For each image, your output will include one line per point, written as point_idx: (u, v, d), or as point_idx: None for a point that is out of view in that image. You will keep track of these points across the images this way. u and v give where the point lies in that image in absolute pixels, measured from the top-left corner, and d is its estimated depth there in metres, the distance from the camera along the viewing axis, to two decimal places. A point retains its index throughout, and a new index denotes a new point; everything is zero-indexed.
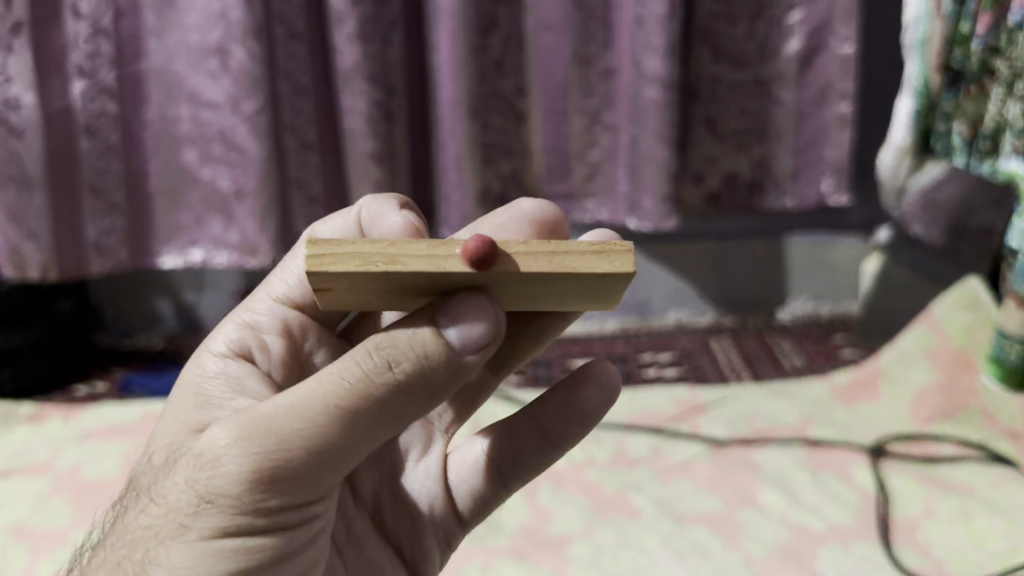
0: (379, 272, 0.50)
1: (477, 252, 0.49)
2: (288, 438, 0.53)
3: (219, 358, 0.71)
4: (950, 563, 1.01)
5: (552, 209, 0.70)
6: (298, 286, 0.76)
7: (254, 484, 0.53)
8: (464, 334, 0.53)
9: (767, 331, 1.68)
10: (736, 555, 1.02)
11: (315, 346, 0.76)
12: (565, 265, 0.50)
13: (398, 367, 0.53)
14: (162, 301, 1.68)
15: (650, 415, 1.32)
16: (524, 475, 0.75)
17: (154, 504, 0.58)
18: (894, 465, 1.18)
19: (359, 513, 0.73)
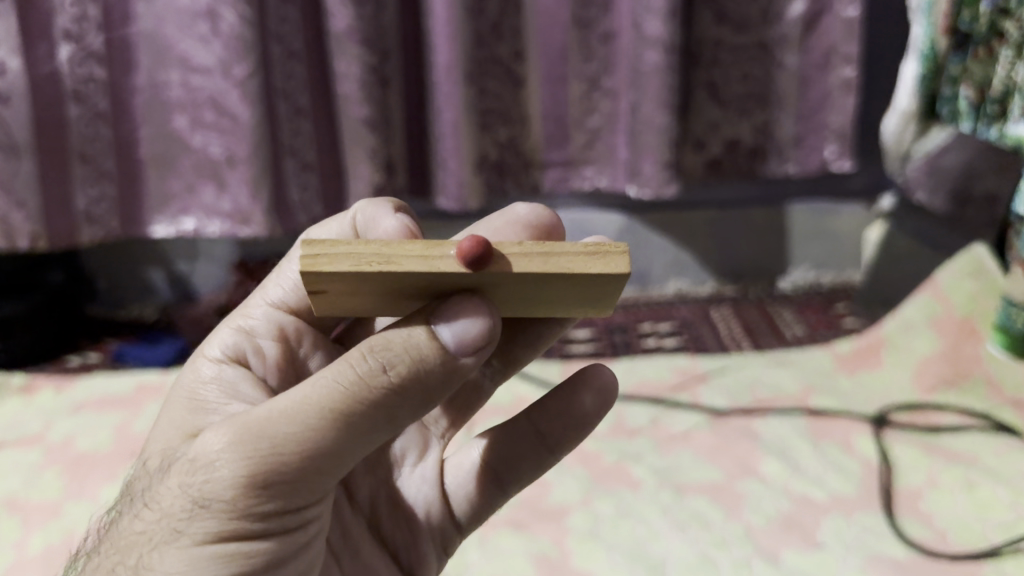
0: (375, 273, 0.48)
1: (472, 254, 0.48)
2: (284, 440, 0.51)
3: (214, 363, 0.70)
4: (953, 533, 0.99)
5: (547, 213, 0.70)
6: (294, 293, 0.77)
7: (249, 489, 0.51)
8: (460, 335, 0.52)
9: (768, 300, 1.66)
10: (736, 525, 1.01)
11: (309, 352, 0.77)
12: (559, 267, 0.49)
13: (393, 370, 0.52)
14: (155, 271, 1.66)
15: (649, 384, 1.31)
16: (521, 480, 0.76)
17: (146, 510, 0.55)
18: (897, 435, 1.17)
19: (356, 519, 0.72)
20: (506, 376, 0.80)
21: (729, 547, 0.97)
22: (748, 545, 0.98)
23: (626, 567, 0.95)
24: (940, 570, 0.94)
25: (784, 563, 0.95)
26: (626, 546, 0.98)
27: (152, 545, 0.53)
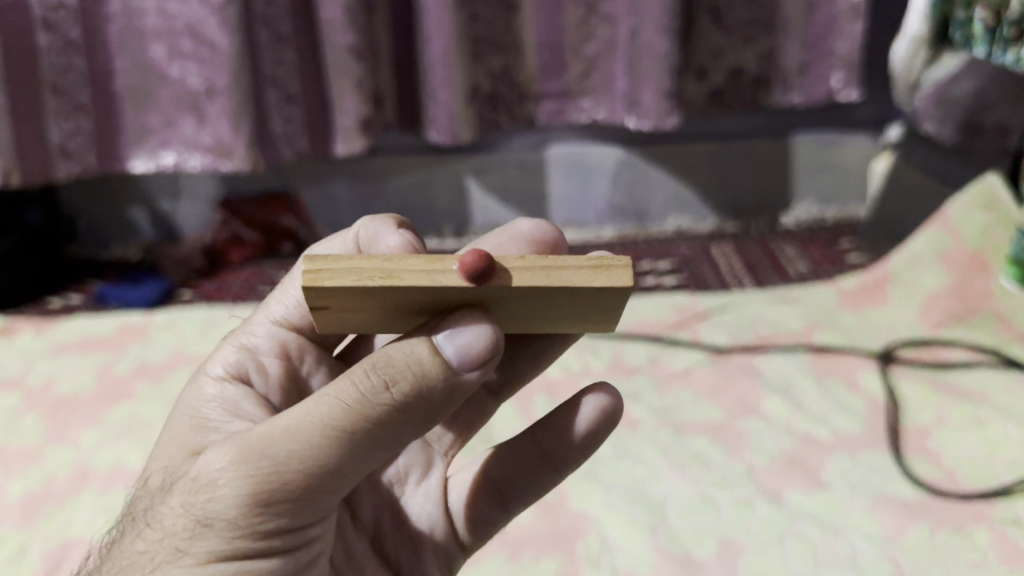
0: (377, 288, 0.47)
1: (474, 268, 0.46)
2: (287, 460, 0.49)
3: (216, 382, 0.66)
4: (962, 472, 0.96)
5: (551, 229, 0.68)
6: (297, 310, 0.72)
7: (252, 508, 0.49)
8: (463, 350, 0.50)
9: (771, 236, 1.61)
10: (738, 465, 0.97)
11: (312, 369, 0.72)
12: (562, 281, 0.47)
13: (396, 387, 0.50)
14: (137, 210, 1.61)
15: (648, 322, 1.27)
16: (526, 497, 0.72)
17: (146, 528, 0.53)
18: (905, 372, 1.13)
19: (359, 537, 0.68)
20: (510, 390, 0.77)
21: (731, 486, 0.94)
22: (750, 484, 0.94)
23: (625, 508, 0.92)
24: (949, 510, 0.90)
25: (787, 503, 0.92)
26: (624, 487, 0.95)
27: (154, 565, 0.50)
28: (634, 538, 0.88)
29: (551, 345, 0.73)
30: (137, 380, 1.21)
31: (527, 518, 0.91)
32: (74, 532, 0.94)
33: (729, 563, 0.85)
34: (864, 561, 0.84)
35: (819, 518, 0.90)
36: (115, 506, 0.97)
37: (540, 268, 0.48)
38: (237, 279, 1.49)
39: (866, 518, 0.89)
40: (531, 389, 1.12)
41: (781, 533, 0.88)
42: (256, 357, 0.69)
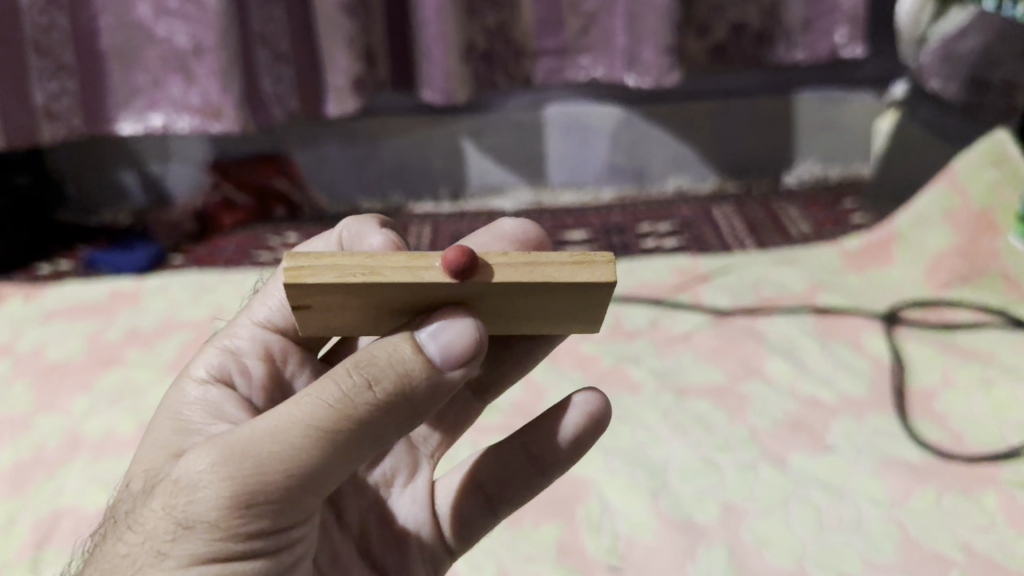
0: (360, 286, 0.45)
1: (457, 264, 0.45)
2: (269, 460, 0.47)
3: (199, 384, 0.63)
4: (969, 434, 0.94)
5: (534, 229, 0.65)
6: (281, 312, 0.69)
7: (234, 510, 0.46)
8: (446, 348, 0.49)
9: (773, 196, 1.58)
10: (740, 428, 0.96)
11: (296, 371, 0.70)
12: (546, 277, 0.46)
13: (379, 386, 0.48)
14: (127, 173, 1.58)
15: (648, 285, 1.25)
16: (515, 500, 0.70)
17: (126, 532, 0.50)
18: (910, 333, 1.11)
19: (346, 540, 0.66)
20: (496, 391, 0.75)
21: (734, 450, 0.92)
22: (753, 447, 0.93)
23: (625, 472, 0.90)
24: (956, 472, 0.89)
25: (791, 467, 0.90)
26: (625, 451, 0.93)
27: (134, 568, 0.48)
28: (636, 503, 0.86)
29: (536, 347, 0.70)
30: (129, 346, 1.19)
31: None
32: (65, 501, 0.93)
33: (732, 527, 0.83)
34: (870, 524, 0.83)
35: (824, 481, 0.88)
36: (107, 475, 0.95)
37: (523, 264, 0.46)
38: (229, 243, 1.46)
39: (872, 481, 0.88)
40: None
41: (785, 497, 0.86)
42: (239, 359, 0.67)
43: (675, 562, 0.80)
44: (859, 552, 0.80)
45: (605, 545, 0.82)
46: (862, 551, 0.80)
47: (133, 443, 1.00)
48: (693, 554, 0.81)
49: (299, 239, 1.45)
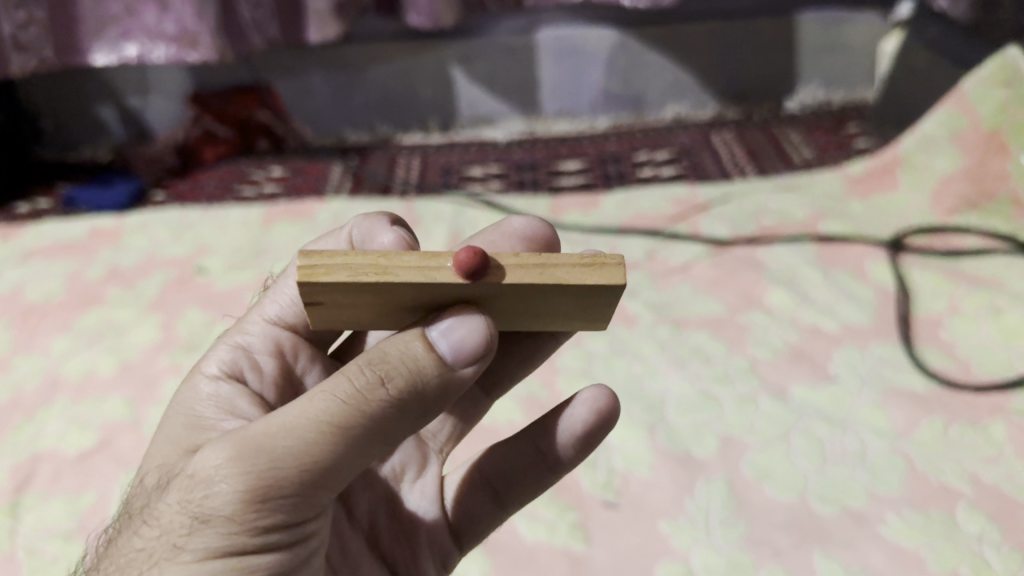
0: (373, 284, 0.43)
1: (469, 265, 0.43)
2: (285, 453, 0.44)
3: (210, 380, 0.59)
4: (977, 362, 0.91)
5: (543, 225, 0.61)
6: (293, 309, 0.64)
7: (250, 504, 0.44)
8: (458, 344, 0.46)
9: (774, 122, 1.53)
10: (740, 359, 0.92)
11: (307, 367, 0.65)
12: (556, 279, 0.44)
13: (391, 383, 0.45)
14: (105, 108, 1.53)
15: (645, 216, 1.20)
16: (524, 496, 0.67)
17: (142, 527, 0.48)
18: (916, 260, 1.07)
19: (354, 534, 0.62)
20: (502, 388, 0.70)
21: (734, 383, 0.89)
22: (752, 379, 0.90)
23: (621, 406, 0.87)
24: (963, 402, 0.86)
25: (792, 399, 0.87)
26: (620, 385, 0.90)
27: (152, 563, 0.45)
28: (632, 438, 0.83)
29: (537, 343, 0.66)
30: (109, 285, 1.15)
31: (520, 421, 0.87)
32: (45, 445, 0.90)
33: (732, 461, 0.81)
34: (874, 456, 0.80)
35: (826, 413, 0.85)
36: (88, 418, 0.92)
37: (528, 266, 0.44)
38: (211, 178, 1.42)
39: (875, 412, 0.85)
40: None
41: (786, 430, 0.83)
42: (250, 355, 0.62)
43: (673, 497, 0.77)
44: (862, 485, 0.77)
45: (601, 481, 0.80)
46: (865, 484, 0.78)
47: (114, 385, 0.97)
48: (691, 489, 0.78)
49: (282, 172, 1.42)
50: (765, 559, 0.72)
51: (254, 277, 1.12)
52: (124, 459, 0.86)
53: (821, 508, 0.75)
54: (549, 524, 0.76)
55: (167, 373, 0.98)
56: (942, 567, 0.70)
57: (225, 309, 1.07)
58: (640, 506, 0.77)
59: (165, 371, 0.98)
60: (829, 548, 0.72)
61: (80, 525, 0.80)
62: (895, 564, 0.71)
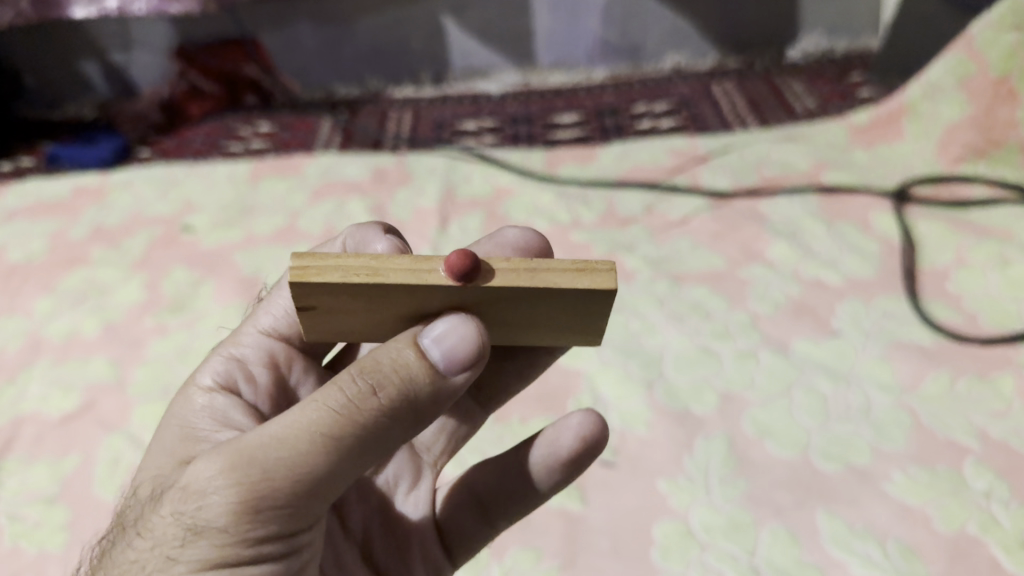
0: (365, 286, 0.41)
1: (461, 267, 0.41)
2: (280, 462, 0.41)
3: (204, 393, 0.56)
4: (984, 315, 0.89)
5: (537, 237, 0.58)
6: (288, 319, 0.61)
7: (244, 516, 0.41)
8: (451, 350, 0.44)
9: (776, 72, 1.48)
10: (741, 314, 0.90)
11: (301, 378, 0.62)
12: (546, 284, 0.42)
13: (383, 391, 0.42)
14: (88, 64, 1.48)
15: (643, 168, 1.17)
16: (514, 515, 0.64)
17: (131, 540, 0.45)
18: (922, 211, 1.04)
19: (348, 546, 0.59)
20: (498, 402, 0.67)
21: (735, 338, 0.87)
22: (753, 334, 0.87)
23: (618, 363, 0.84)
24: (970, 356, 0.83)
25: (795, 354, 0.84)
26: (618, 342, 0.87)
27: None
28: (630, 396, 0.81)
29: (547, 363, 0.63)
30: (94, 245, 1.12)
31: None
32: (27, 407, 0.87)
33: (732, 417, 0.78)
34: (879, 412, 0.78)
35: (830, 368, 0.83)
36: (72, 379, 0.90)
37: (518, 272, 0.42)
38: (198, 135, 1.39)
39: (880, 366, 0.82)
40: None
41: (789, 386, 0.81)
42: (244, 366, 0.59)
43: (672, 456, 0.75)
44: (866, 442, 0.75)
45: None
46: (870, 441, 0.75)
47: (98, 346, 0.94)
48: (691, 447, 0.76)
49: (270, 128, 1.39)
50: (767, 518, 0.70)
51: (242, 235, 1.09)
52: (108, 421, 0.84)
53: (825, 466, 0.73)
54: None
55: (152, 333, 0.95)
56: (950, 525, 0.68)
57: (212, 268, 1.04)
58: (638, 465, 0.75)
59: (151, 332, 0.95)
60: (833, 506, 0.70)
61: (62, 489, 0.77)
62: (901, 521, 0.68)
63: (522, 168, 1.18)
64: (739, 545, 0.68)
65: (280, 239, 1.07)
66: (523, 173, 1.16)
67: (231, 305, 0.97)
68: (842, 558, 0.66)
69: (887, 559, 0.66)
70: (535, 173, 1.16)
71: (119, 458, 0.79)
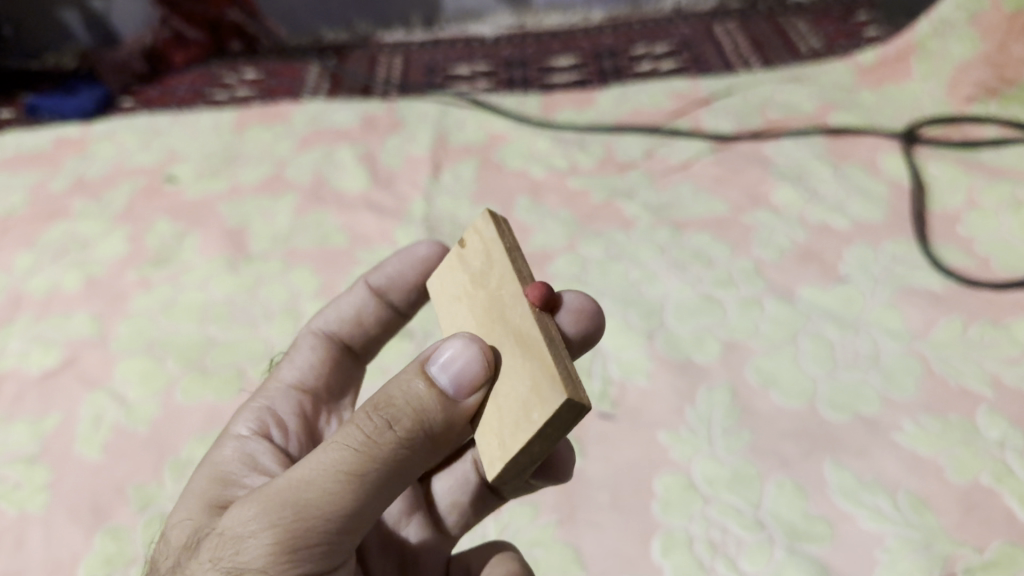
0: (496, 250, 0.45)
1: (546, 290, 0.41)
2: (313, 502, 0.40)
3: (237, 440, 0.54)
4: (997, 259, 0.86)
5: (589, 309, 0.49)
6: (312, 370, 0.61)
7: (282, 558, 0.40)
8: (455, 375, 0.42)
9: (780, 11, 1.43)
10: (745, 261, 0.86)
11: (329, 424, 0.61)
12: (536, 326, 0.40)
13: (398, 425, 0.41)
14: (67, 11, 1.44)
15: (643, 112, 1.12)
16: None
17: None
18: (931, 152, 1.00)
19: None
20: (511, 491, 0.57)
21: (738, 285, 0.84)
22: (757, 281, 0.84)
23: (617, 313, 0.81)
24: (982, 301, 0.80)
25: (801, 301, 0.81)
26: (617, 291, 0.84)
27: None
28: (630, 346, 0.78)
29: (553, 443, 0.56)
30: (75, 197, 1.08)
31: None
32: (7, 364, 0.84)
33: (735, 366, 0.76)
34: (887, 359, 0.75)
35: (837, 315, 0.80)
36: (52, 335, 0.87)
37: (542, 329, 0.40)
38: (182, 84, 1.35)
39: (888, 313, 0.79)
40: (513, 191, 0.99)
41: (794, 333, 0.78)
42: (275, 415, 0.58)
43: (674, 407, 0.72)
44: (874, 390, 0.73)
45: (597, 392, 0.75)
46: (879, 389, 0.73)
47: (79, 300, 0.91)
48: (693, 398, 0.73)
49: (257, 76, 1.35)
50: (772, 469, 0.67)
51: (227, 186, 1.05)
52: (90, 378, 0.81)
53: (832, 416, 0.71)
54: None
55: (135, 288, 0.92)
56: (962, 476, 0.65)
57: (197, 220, 1.00)
58: (639, 418, 0.72)
59: (134, 287, 0.92)
60: (841, 457, 0.68)
61: (43, 448, 0.75)
62: (911, 472, 0.66)
63: (517, 112, 1.13)
64: (743, 497, 0.65)
65: (266, 190, 1.04)
66: (517, 117, 1.11)
67: (216, 258, 0.94)
68: (850, 510, 0.64)
69: (897, 511, 0.63)
70: (530, 117, 1.12)
71: (102, 416, 0.77)
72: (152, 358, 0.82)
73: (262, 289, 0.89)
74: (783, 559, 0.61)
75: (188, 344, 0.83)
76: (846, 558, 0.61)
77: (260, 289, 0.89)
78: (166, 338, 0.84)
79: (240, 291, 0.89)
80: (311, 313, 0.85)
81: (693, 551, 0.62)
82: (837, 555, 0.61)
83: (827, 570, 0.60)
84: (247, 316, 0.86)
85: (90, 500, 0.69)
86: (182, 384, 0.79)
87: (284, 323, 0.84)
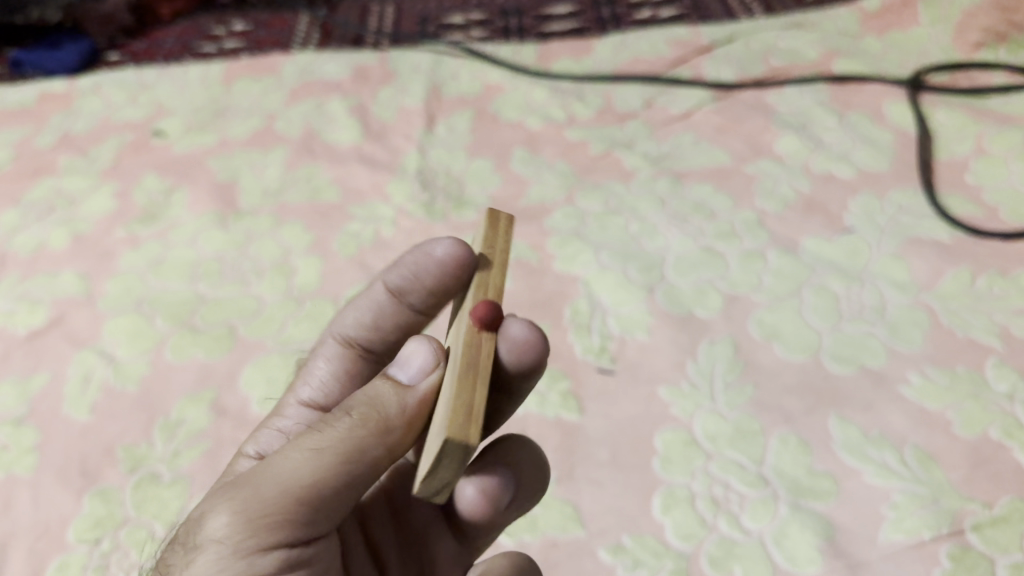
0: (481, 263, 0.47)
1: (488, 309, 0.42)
2: (280, 486, 0.40)
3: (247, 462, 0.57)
4: (1006, 208, 0.83)
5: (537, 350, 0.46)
6: (332, 386, 0.61)
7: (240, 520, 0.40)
8: (411, 370, 0.45)
9: None
10: (747, 213, 0.84)
11: None
12: (471, 356, 0.40)
13: (351, 410, 0.43)
14: None
15: (642, 60, 1.09)
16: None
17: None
18: (938, 100, 0.97)
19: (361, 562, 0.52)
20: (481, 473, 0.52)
21: (740, 237, 0.82)
22: (760, 233, 0.82)
23: (616, 267, 0.79)
24: (990, 250, 0.78)
25: (804, 253, 0.79)
26: (616, 244, 0.82)
27: None
28: (629, 301, 0.76)
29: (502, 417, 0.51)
30: (60, 152, 1.05)
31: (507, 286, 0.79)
32: None
33: (737, 320, 0.74)
34: (893, 311, 0.73)
35: (841, 267, 0.78)
36: (39, 294, 0.85)
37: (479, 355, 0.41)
38: (168, 37, 1.31)
39: (893, 264, 0.78)
40: (509, 143, 0.96)
41: (798, 285, 0.76)
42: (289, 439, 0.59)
43: (674, 362, 0.71)
44: (879, 342, 0.71)
45: (596, 348, 0.73)
46: (885, 341, 0.71)
47: (66, 259, 0.89)
48: (694, 353, 0.71)
49: (245, 27, 1.31)
50: (775, 425, 0.65)
51: (216, 140, 1.03)
52: (77, 337, 0.79)
53: (837, 369, 0.69)
54: (540, 395, 0.69)
55: (123, 245, 0.90)
56: (971, 430, 0.64)
57: (185, 175, 0.98)
58: (640, 374, 0.70)
59: (122, 244, 0.90)
60: (846, 411, 0.66)
61: (30, 409, 0.73)
62: (918, 426, 0.64)
63: (512, 62, 1.10)
64: (746, 453, 0.64)
65: (256, 143, 1.01)
66: (512, 67, 1.08)
67: (206, 214, 0.92)
68: (856, 465, 0.62)
69: (904, 466, 0.62)
70: (525, 67, 1.09)
71: (90, 375, 0.75)
72: (141, 317, 0.80)
73: (252, 246, 0.87)
74: (787, 516, 0.60)
75: (177, 302, 0.81)
76: (852, 515, 0.59)
77: (250, 245, 0.87)
78: (155, 296, 0.82)
79: (230, 248, 0.87)
80: (303, 269, 0.83)
81: (695, 509, 0.61)
82: (842, 512, 0.60)
83: (833, 526, 0.59)
84: (237, 273, 0.84)
85: (79, 462, 0.68)
86: (172, 342, 0.77)
87: (276, 279, 0.82)
